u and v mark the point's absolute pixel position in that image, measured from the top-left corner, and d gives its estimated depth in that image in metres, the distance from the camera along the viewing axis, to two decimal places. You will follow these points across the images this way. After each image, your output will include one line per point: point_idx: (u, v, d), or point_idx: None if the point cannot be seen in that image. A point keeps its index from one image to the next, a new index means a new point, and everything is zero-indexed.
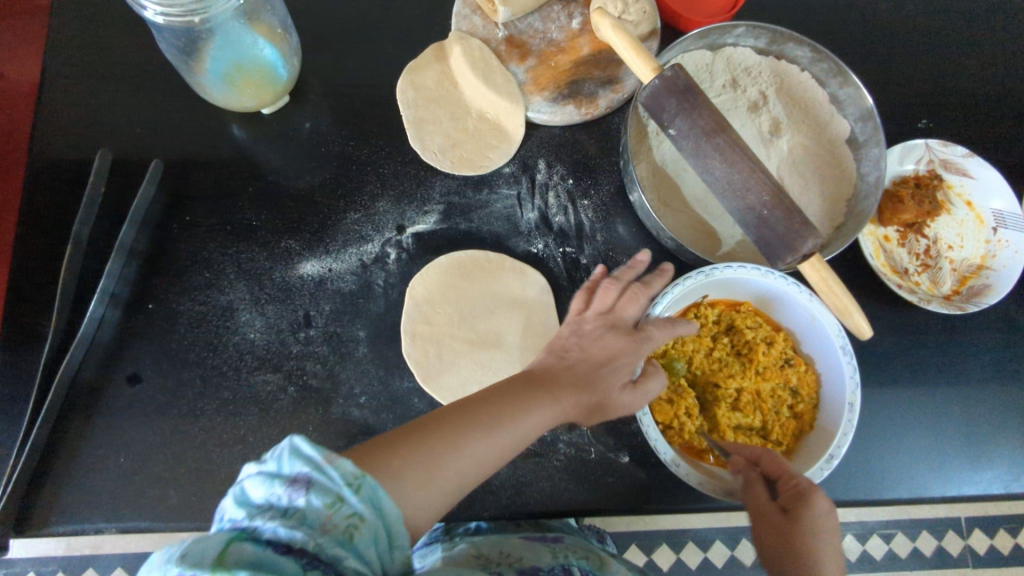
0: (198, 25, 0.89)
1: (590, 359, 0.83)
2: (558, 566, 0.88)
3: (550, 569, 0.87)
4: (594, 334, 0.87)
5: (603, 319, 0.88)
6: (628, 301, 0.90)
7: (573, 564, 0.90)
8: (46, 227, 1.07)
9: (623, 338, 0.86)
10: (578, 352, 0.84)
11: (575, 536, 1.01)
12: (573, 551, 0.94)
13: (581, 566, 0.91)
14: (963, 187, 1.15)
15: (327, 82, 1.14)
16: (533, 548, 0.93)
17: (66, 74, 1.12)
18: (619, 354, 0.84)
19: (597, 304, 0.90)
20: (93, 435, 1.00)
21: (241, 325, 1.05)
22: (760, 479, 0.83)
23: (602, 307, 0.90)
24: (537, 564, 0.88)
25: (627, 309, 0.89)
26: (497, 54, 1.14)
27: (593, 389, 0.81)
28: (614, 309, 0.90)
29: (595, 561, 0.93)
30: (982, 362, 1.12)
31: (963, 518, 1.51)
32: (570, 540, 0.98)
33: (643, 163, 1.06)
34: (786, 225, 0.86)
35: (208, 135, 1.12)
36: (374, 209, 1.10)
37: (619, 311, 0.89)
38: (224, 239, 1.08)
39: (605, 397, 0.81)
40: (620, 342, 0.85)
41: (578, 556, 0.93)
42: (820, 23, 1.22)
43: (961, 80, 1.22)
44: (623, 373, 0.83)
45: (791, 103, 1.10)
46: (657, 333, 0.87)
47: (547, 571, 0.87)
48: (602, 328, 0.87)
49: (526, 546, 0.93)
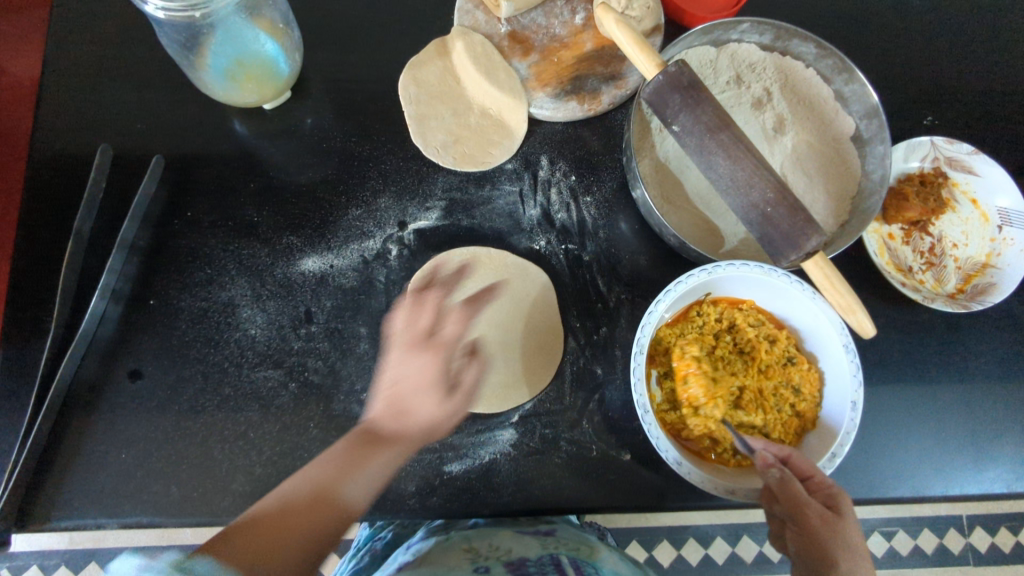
0: (199, 21, 0.89)
1: (410, 386, 0.86)
2: (546, 556, 0.91)
3: (538, 559, 0.90)
4: (404, 359, 0.87)
5: (408, 339, 0.89)
6: (421, 310, 0.90)
7: (561, 554, 0.92)
8: (47, 222, 1.06)
9: (425, 355, 0.86)
10: (397, 380, 0.87)
11: (568, 528, 1.03)
12: (563, 542, 0.96)
13: (570, 555, 0.93)
14: (968, 185, 1.14)
15: (329, 77, 1.14)
16: (521, 540, 0.96)
17: (68, 68, 1.12)
18: (427, 373, 0.85)
19: (400, 325, 0.91)
20: (95, 430, 1.00)
21: (243, 321, 1.05)
22: (797, 480, 0.85)
23: (405, 325, 0.90)
24: (527, 556, 0.91)
25: (427, 320, 0.89)
26: (500, 50, 1.13)
27: (420, 416, 0.85)
28: (416, 323, 0.90)
29: (585, 551, 0.95)
30: (986, 361, 1.12)
31: (965, 517, 1.51)
32: (562, 532, 1.00)
33: (646, 159, 1.06)
34: (791, 221, 0.85)
35: (210, 130, 1.11)
36: (376, 205, 1.10)
37: (419, 325, 0.89)
38: (225, 235, 1.08)
39: (383, 417, 0.84)
40: (424, 359, 0.86)
41: (567, 547, 0.95)
42: (825, 19, 1.21)
43: (967, 77, 1.21)
44: (433, 387, 0.85)
45: (796, 99, 1.09)
46: (426, 347, 0.87)
47: (535, 560, 0.90)
48: (409, 351, 0.88)
49: (516, 537, 0.96)
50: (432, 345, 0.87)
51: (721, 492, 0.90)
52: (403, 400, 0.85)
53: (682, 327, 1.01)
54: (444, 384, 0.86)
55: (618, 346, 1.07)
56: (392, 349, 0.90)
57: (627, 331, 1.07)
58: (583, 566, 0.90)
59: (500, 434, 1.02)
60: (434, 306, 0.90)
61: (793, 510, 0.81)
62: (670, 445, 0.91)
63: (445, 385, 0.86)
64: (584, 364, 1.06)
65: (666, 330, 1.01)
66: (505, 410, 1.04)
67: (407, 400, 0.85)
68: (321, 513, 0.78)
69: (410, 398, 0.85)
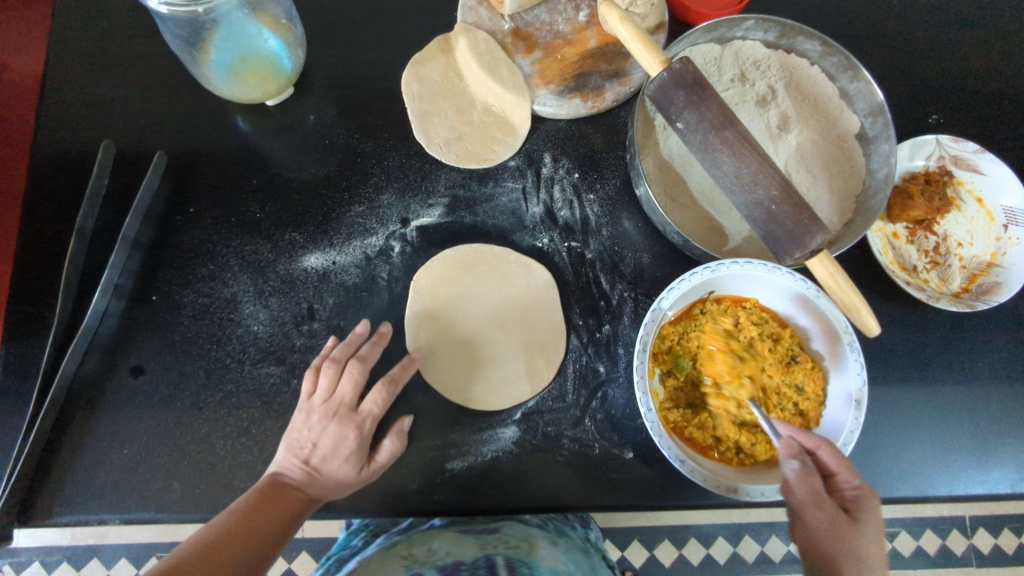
0: (203, 15, 0.88)
1: (322, 452, 0.92)
2: (480, 557, 0.88)
3: (473, 561, 0.87)
4: (321, 426, 0.94)
5: (327, 408, 0.95)
6: (346, 382, 0.96)
7: (497, 554, 0.90)
8: (50, 217, 1.06)
9: (346, 427, 0.94)
10: (311, 445, 0.93)
11: (519, 527, 1.01)
12: (504, 543, 0.94)
13: (507, 554, 0.90)
14: (973, 183, 1.13)
15: (332, 73, 1.14)
16: (461, 542, 0.93)
17: (70, 64, 1.12)
18: (345, 443, 0.93)
19: (321, 390, 0.96)
20: (97, 426, 1.00)
21: (245, 317, 1.05)
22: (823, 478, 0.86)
23: (326, 392, 0.96)
24: (461, 559, 0.88)
25: (347, 391, 0.96)
26: (503, 46, 1.13)
27: (329, 480, 0.91)
28: (336, 393, 0.96)
29: (525, 549, 0.93)
30: (991, 361, 1.11)
31: (968, 517, 1.50)
32: (507, 531, 0.98)
33: (650, 157, 1.05)
34: (795, 219, 0.85)
35: (212, 126, 1.11)
36: (379, 202, 1.09)
37: (340, 396, 0.95)
38: (228, 231, 1.08)
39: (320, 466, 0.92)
40: (342, 431, 0.93)
41: (507, 546, 0.93)
42: (831, 17, 1.20)
43: (973, 75, 1.20)
44: (350, 457, 0.92)
45: (801, 96, 1.09)
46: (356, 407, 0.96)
47: (469, 564, 0.87)
48: (327, 420, 0.94)
49: (454, 540, 0.94)
50: (354, 418, 0.95)
51: (724, 490, 0.91)
52: (314, 465, 0.92)
53: (685, 325, 1.01)
54: (358, 454, 0.93)
55: (621, 344, 1.06)
56: (308, 412, 0.96)
57: (630, 329, 1.07)
58: (517, 565, 0.87)
59: (502, 431, 1.02)
60: (352, 376, 0.97)
61: (803, 506, 0.82)
62: (673, 443, 0.91)
63: (360, 453, 0.94)
64: (586, 362, 1.06)
65: (669, 327, 1.01)
66: (507, 407, 1.03)
67: (317, 464, 0.92)
68: (277, 509, 0.86)
69: (320, 463, 0.92)
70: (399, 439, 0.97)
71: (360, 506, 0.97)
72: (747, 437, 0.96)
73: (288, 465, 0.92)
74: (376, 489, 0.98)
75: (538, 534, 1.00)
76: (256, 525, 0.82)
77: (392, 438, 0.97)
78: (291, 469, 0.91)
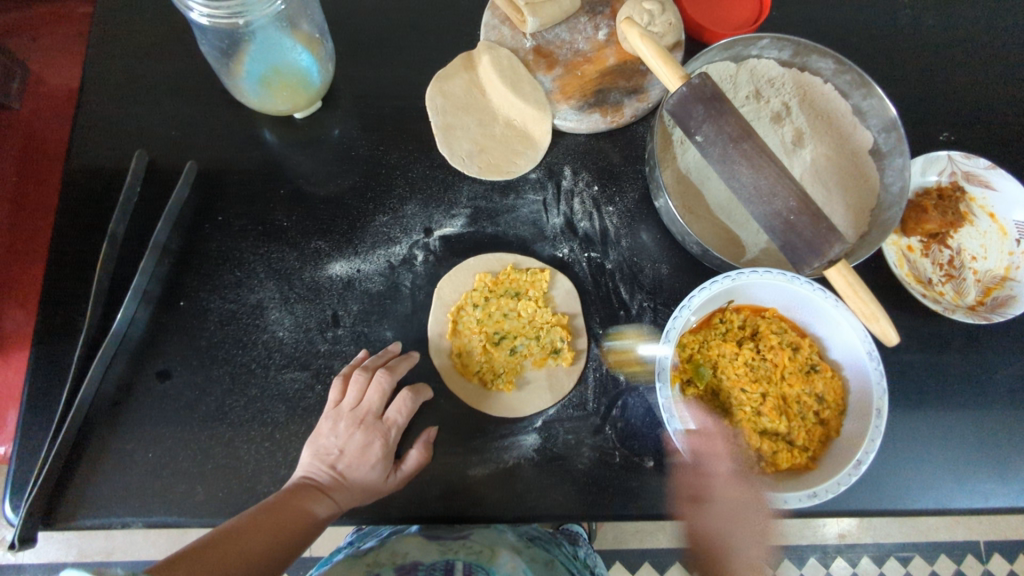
0: (240, 27, 0.92)
1: (349, 459, 0.93)
2: (440, 562, 0.88)
3: (432, 564, 0.87)
4: (348, 434, 0.95)
5: (354, 415, 0.96)
6: (373, 390, 0.97)
7: (457, 559, 0.89)
8: (84, 225, 1.09)
9: (372, 435, 0.95)
10: (338, 451, 0.94)
11: (487, 533, 0.98)
12: (467, 548, 0.93)
13: (467, 560, 0.89)
14: (985, 199, 1.15)
15: (359, 89, 1.17)
16: (422, 545, 0.93)
17: (105, 76, 1.15)
18: (371, 450, 0.94)
19: (349, 398, 0.97)
20: (123, 430, 1.01)
21: (271, 323, 1.06)
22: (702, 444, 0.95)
23: (353, 399, 0.97)
24: (420, 560, 0.88)
25: (375, 400, 0.97)
26: (525, 63, 1.16)
27: (356, 487, 0.92)
28: (363, 401, 0.97)
29: (486, 554, 0.92)
30: (1007, 375, 1.12)
31: (981, 543, 1.52)
32: (476, 536, 0.97)
33: (669, 170, 1.08)
34: (813, 230, 0.85)
35: (241, 138, 1.14)
36: (403, 212, 1.12)
37: (367, 405, 0.96)
38: (256, 239, 1.10)
39: (354, 473, 0.93)
40: (369, 438, 0.95)
41: (468, 552, 0.91)
42: (843, 39, 1.24)
43: (983, 95, 1.23)
44: (376, 464, 0.94)
45: (815, 114, 1.11)
46: (389, 422, 0.97)
47: (428, 566, 0.87)
48: (354, 427, 0.95)
49: (416, 542, 0.93)
50: (380, 426, 0.96)
51: (746, 497, 0.89)
52: (340, 470, 0.93)
53: (706, 333, 1.03)
54: (385, 460, 0.95)
55: (641, 353, 1.08)
56: (335, 418, 0.97)
57: (649, 338, 1.08)
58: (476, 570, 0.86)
59: (524, 438, 1.03)
60: (380, 386, 0.97)
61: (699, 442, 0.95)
62: (696, 449, 0.90)
63: (387, 461, 0.95)
64: (606, 370, 1.07)
65: (690, 336, 1.02)
66: (529, 414, 1.04)
67: (343, 470, 0.93)
68: (298, 514, 0.86)
69: (347, 470, 0.93)
70: (426, 450, 0.98)
71: (384, 510, 0.98)
72: (769, 445, 0.96)
73: (316, 470, 0.93)
74: (399, 493, 0.99)
75: (508, 540, 0.97)
76: (273, 534, 0.81)
77: (419, 447, 0.98)
78: (318, 474, 0.92)
